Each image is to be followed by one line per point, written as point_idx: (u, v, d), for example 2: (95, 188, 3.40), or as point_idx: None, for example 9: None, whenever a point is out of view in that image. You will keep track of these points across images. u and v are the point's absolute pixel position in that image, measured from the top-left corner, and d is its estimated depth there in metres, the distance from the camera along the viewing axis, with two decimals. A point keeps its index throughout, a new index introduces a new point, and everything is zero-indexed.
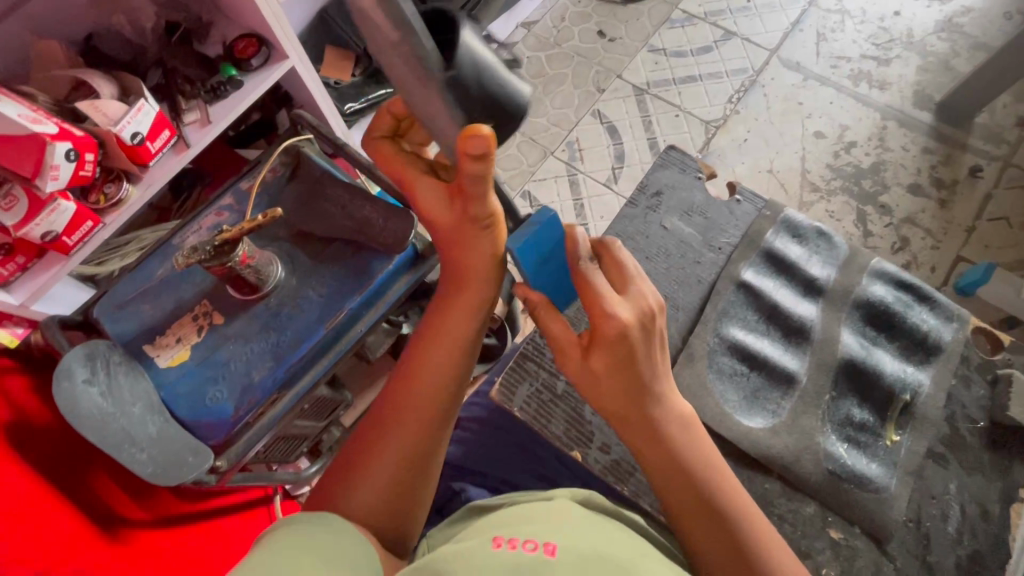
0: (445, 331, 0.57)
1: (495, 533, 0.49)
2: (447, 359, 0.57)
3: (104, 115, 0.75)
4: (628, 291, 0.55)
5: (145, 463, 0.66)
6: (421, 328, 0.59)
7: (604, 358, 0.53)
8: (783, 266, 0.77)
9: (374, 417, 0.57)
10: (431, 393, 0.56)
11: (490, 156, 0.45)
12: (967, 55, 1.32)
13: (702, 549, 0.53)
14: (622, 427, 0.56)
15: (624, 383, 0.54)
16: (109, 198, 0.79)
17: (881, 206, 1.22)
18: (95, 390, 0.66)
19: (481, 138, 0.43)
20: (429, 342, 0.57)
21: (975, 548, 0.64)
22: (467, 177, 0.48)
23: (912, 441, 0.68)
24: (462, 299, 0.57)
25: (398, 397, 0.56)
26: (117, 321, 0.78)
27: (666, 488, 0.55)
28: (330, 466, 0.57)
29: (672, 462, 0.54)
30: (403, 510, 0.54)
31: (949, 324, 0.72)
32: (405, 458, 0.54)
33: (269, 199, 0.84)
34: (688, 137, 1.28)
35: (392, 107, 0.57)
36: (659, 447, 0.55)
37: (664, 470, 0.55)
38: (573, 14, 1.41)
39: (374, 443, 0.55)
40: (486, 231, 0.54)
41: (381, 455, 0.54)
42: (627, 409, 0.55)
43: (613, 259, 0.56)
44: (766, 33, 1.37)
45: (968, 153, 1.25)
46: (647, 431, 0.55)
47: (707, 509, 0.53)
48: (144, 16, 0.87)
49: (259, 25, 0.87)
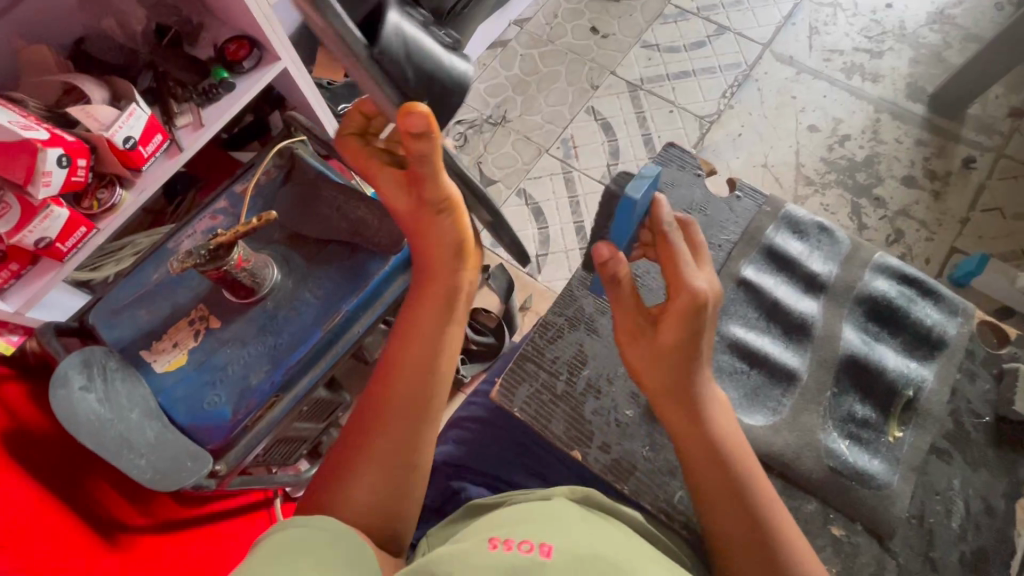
0: (426, 326, 0.58)
1: (490, 534, 0.49)
2: (423, 354, 0.57)
3: (95, 120, 0.74)
4: (699, 264, 0.57)
5: (144, 469, 0.65)
6: (397, 324, 0.60)
7: (677, 328, 0.54)
8: (784, 263, 0.77)
9: (358, 418, 0.57)
10: (418, 391, 0.57)
11: (431, 137, 0.49)
12: (959, 46, 1.32)
13: (721, 534, 0.54)
14: (664, 401, 0.57)
15: (681, 357, 0.55)
16: (102, 203, 0.78)
17: (876, 199, 1.22)
18: (92, 396, 0.66)
19: (418, 115, 0.47)
20: (405, 338, 0.58)
21: (980, 545, 0.65)
22: (414, 158, 0.50)
23: (916, 437, 0.68)
24: (437, 289, 0.58)
25: (383, 394, 0.56)
26: (113, 327, 0.77)
27: (694, 471, 0.56)
28: (323, 467, 0.57)
29: (707, 446, 0.55)
30: (396, 509, 0.54)
31: (953, 319, 0.73)
32: (394, 455, 0.55)
33: (263, 202, 0.84)
34: (684, 132, 1.28)
35: (361, 104, 0.57)
36: (694, 429, 0.56)
37: (698, 452, 0.55)
38: (566, 11, 1.41)
39: (361, 443, 0.55)
40: (442, 215, 0.56)
41: (370, 452, 0.54)
42: (676, 381, 0.55)
43: (689, 234, 0.61)
44: (758, 27, 1.37)
45: (961, 144, 1.25)
46: (687, 412, 0.56)
47: (734, 495, 0.54)
48: (133, 18, 0.88)
49: (250, 27, 0.87)
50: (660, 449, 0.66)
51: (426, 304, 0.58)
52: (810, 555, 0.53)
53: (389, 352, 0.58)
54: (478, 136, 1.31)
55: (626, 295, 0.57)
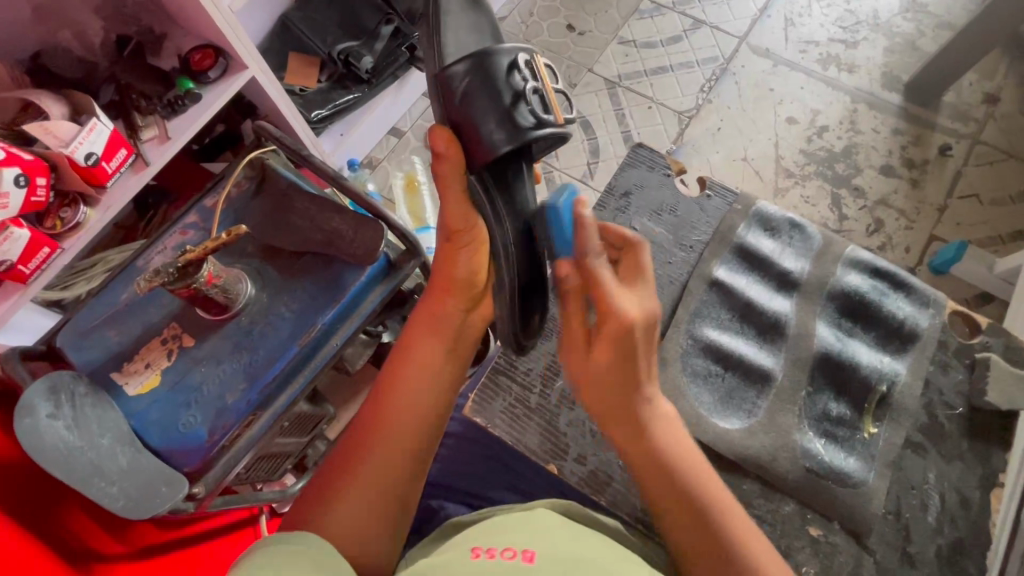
0: (424, 349, 0.58)
1: (474, 545, 0.48)
2: (425, 383, 0.57)
3: (55, 136, 0.72)
4: (639, 289, 0.54)
5: (116, 497, 0.63)
6: (399, 350, 0.60)
7: (606, 349, 0.52)
8: (756, 261, 0.76)
9: (352, 438, 0.56)
10: (415, 412, 0.56)
11: (448, 157, 0.55)
12: (933, 34, 1.33)
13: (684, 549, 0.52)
14: (613, 426, 0.54)
15: (617, 377, 0.52)
16: (66, 222, 0.76)
17: (855, 189, 1.23)
18: (60, 424, 0.64)
19: (441, 137, 0.55)
20: (405, 363, 0.58)
21: (956, 537, 0.65)
22: (447, 182, 0.56)
23: (890, 433, 0.68)
24: (440, 317, 0.59)
25: (377, 411, 0.56)
26: (82, 350, 0.75)
27: (656, 494, 0.53)
28: (308, 486, 0.55)
29: (661, 471, 0.53)
30: (378, 533, 0.53)
31: (925, 310, 0.73)
32: (386, 475, 0.54)
33: (234, 215, 0.82)
34: (662, 128, 1.28)
35: (439, 135, 0.55)
36: (650, 453, 0.53)
37: (649, 471, 0.53)
38: (541, 8, 1.39)
39: (354, 458, 0.54)
40: (467, 249, 0.59)
41: (357, 476, 0.53)
42: (618, 409, 0.53)
43: (635, 261, 0.55)
44: (734, 20, 1.36)
45: (937, 132, 1.26)
46: (635, 434, 0.53)
47: (695, 513, 0.52)
48: (91, 30, 0.86)
49: (214, 35, 0.85)
50: None
51: (423, 328, 0.59)
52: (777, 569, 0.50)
53: (386, 372, 0.59)
54: None
55: (570, 306, 0.55)
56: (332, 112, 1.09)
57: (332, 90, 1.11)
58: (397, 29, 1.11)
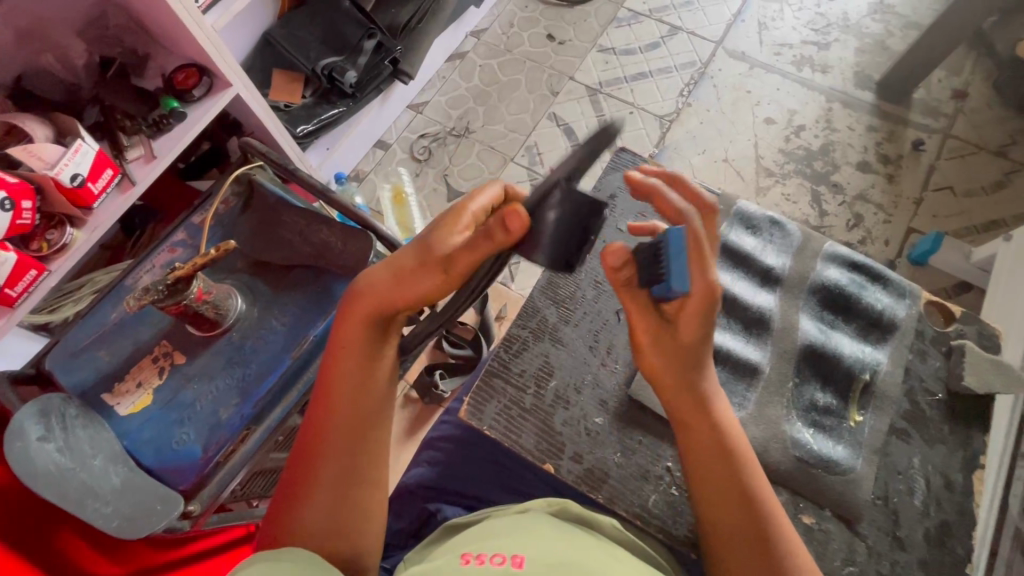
0: (351, 340, 0.55)
1: (464, 551, 0.49)
2: (359, 380, 0.56)
3: (39, 159, 0.71)
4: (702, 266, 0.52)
5: (110, 517, 0.62)
6: (331, 344, 0.56)
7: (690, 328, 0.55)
8: (740, 258, 0.78)
9: (307, 436, 0.56)
10: (354, 405, 0.56)
11: (507, 239, 0.47)
12: (901, 34, 1.37)
13: (718, 536, 0.56)
14: (669, 395, 0.59)
15: (688, 353, 0.57)
16: (52, 244, 0.76)
17: (833, 185, 1.26)
18: (51, 446, 0.63)
19: (518, 222, 0.46)
20: (340, 359, 0.56)
21: (943, 520, 0.66)
22: (476, 244, 0.48)
23: (875, 420, 0.70)
24: (374, 314, 0.54)
25: (319, 411, 0.56)
26: (71, 371, 0.75)
27: (706, 480, 0.57)
28: (275, 495, 0.56)
29: (720, 449, 0.57)
30: (352, 525, 0.54)
31: (902, 301, 0.75)
32: (344, 471, 0.55)
33: (223, 231, 0.82)
34: (644, 132, 1.30)
35: (513, 218, 0.46)
36: (716, 442, 0.57)
37: (709, 454, 0.57)
38: (521, 19, 1.42)
39: (310, 464, 0.55)
40: (438, 278, 0.52)
41: (320, 476, 0.54)
42: (686, 380, 0.57)
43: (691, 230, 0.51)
44: (710, 25, 1.40)
45: (910, 128, 1.29)
46: (711, 422, 0.58)
47: (738, 498, 0.55)
48: (74, 53, 0.86)
49: (197, 55, 0.86)
50: (631, 453, 0.66)
51: (361, 323, 0.55)
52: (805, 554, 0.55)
53: (322, 370, 0.57)
54: (442, 149, 1.31)
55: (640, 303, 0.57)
56: (318, 127, 1.10)
57: (317, 105, 1.11)
58: (380, 44, 1.13)
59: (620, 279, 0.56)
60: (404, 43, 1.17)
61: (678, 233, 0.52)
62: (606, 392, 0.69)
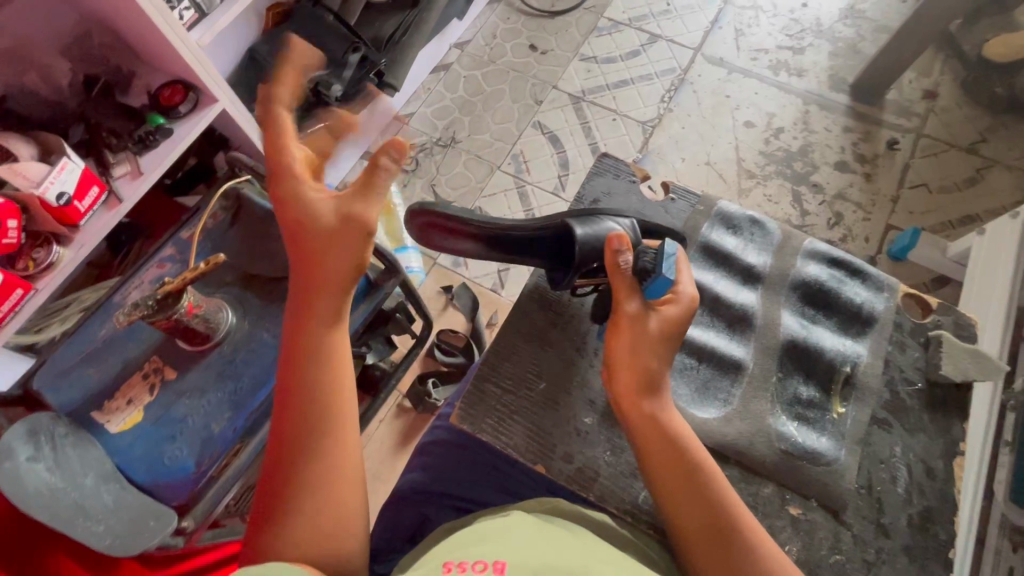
0: (314, 341, 0.58)
1: (446, 559, 0.49)
2: (325, 377, 0.58)
3: (24, 177, 0.72)
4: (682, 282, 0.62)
5: (103, 535, 0.61)
6: (291, 350, 0.59)
7: (667, 323, 0.60)
8: (722, 257, 0.79)
9: (281, 443, 0.56)
10: (326, 407, 0.57)
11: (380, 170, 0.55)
12: (872, 37, 1.42)
13: (683, 532, 0.56)
14: (619, 391, 0.60)
15: (648, 350, 0.59)
16: (38, 263, 0.76)
17: (813, 185, 1.29)
18: (41, 466, 0.63)
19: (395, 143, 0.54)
20: (306, 360, 0.58)
21: (926, 506, 0.68)
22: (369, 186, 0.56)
23: (857, 411, 0.71)
24: (321, 307, 0.58)
25: (287, 422, 0.57)
26: (61, 390, 0.74)
27: (665, 479, 0.57)
28: (253, 511, 0.55)
29: (670, 444, 0.58)
30: (340, 527, 0.54)
31: (880, 295, 0.77)
32: (323, 477, 0.55)
33: (211, 246, 0.82)
34: (628, 138, 1.33)
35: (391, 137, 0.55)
36: (665, 439, 0.58)
37: (660, 451, 0.58)
38: (504, 31, 1.45)
39: (287, 471, 0.55)
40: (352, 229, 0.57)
41: (298, 479, 0.54)
42: (642, 375, 0.59)
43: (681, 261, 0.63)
44: (688, 33, 1.43)
45: (884, 128, 1.33)
46: (655, 415, 0.59)
47: (695, 491, 0.56)
48: (59, 71, 0.85)
49: (184, 72, 0.86)
50: (621, 451, 0.67)
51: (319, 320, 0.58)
52: (766, 539, 0.55)
53: (286, 378, 0.58)
54: (428, 159, 1.32)
55: (625, 292, 0.61)
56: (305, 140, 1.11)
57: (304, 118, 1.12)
58: (364, 57, 1.14)
59: (617, 261, 0.60)
60: (388, 55, 1.18)
61: (672, 244, 0.63)
62: (594, 392, 0.70)
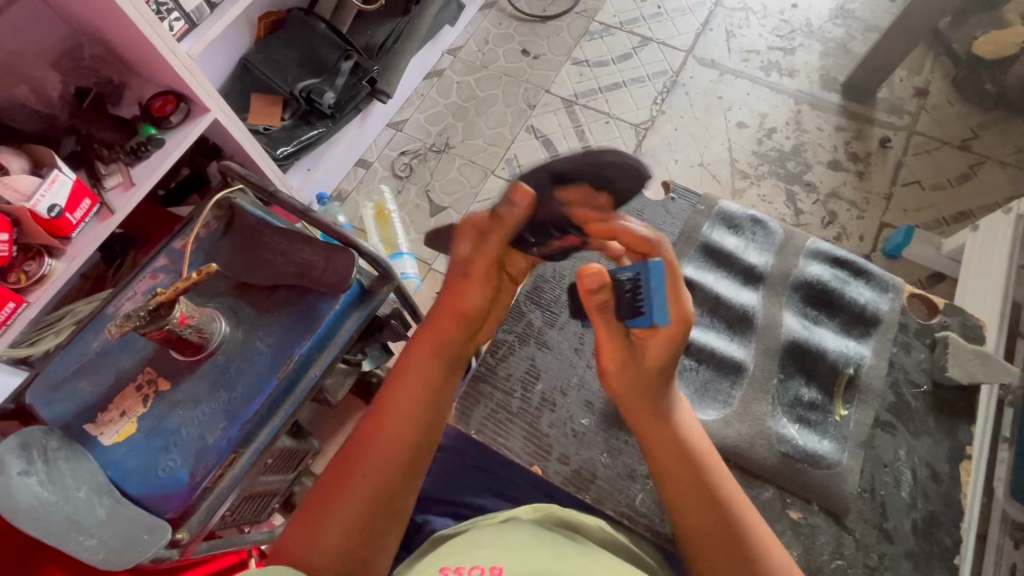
0: (421, 369, 0.56)
1: (444, 563, 0.49)
2: (421, 409, 0.55)
3: (15, 190, 0.71)
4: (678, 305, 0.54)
5: (95, 549, 0.61)
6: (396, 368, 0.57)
7: (665, 359, 0.56)
8: (722, 258, 0.80)
9: (349, 454, 0.54)
10: (417, 431, 0.54)
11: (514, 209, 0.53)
12: (862, 37, 1.43)
13: (693, 537, 0.54)
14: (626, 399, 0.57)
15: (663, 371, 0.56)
16: (30, 275, 0.76)
17: (807, 184, 1.29)
18: (32, 480, 0.63)
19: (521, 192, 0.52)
20: (405, 385, 0.55)
21: (930, 510, 0.68)
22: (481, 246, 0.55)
23: (860, 414, 0.71)
24: (439, 338, 0.56)
25: (366, 435, 0.54)
26: (53, 404, 0.74)
27: (667, 478, 0.56)
28: (295, 514, 0.53)
29: (677, 446, 0.56)
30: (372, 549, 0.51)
31: (884, 296, 0.77)
32: (376, 496, 0.52)
33: (204, 255, 0.82)
34: (621, 141, 1.33)
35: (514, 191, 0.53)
36: (675, 441, 0.56)
37: (670, 454, 0.56)
38: (495, 36, 1.45)
39: (343, 481, 0.52)
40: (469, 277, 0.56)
41: (349, 490, 0.52)
42: (658, 390, 0.57)
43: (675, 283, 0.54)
44: (679, 35, 1.44)
45: (876, 126, 1.34)
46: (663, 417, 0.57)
47: (703, 490, 0.54)
48: (49, 84, 0.85)
49: (174, 82, 0.86)
50: (618, 454, 0.67)
51: (427, 349, 0.56)
52: (780, 546, 0.53)
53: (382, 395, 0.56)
54: (423, 165, 1.32)
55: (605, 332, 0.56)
56: (298, 149, 1.12)
57: (297, 127, 1.13)
58: (357, 64, 1.14)
59: (594, 302, 0.54)
60: (380, 63, 1.19)
61: (657, 267, 0.54)
62: (592, 393, 0.70)
